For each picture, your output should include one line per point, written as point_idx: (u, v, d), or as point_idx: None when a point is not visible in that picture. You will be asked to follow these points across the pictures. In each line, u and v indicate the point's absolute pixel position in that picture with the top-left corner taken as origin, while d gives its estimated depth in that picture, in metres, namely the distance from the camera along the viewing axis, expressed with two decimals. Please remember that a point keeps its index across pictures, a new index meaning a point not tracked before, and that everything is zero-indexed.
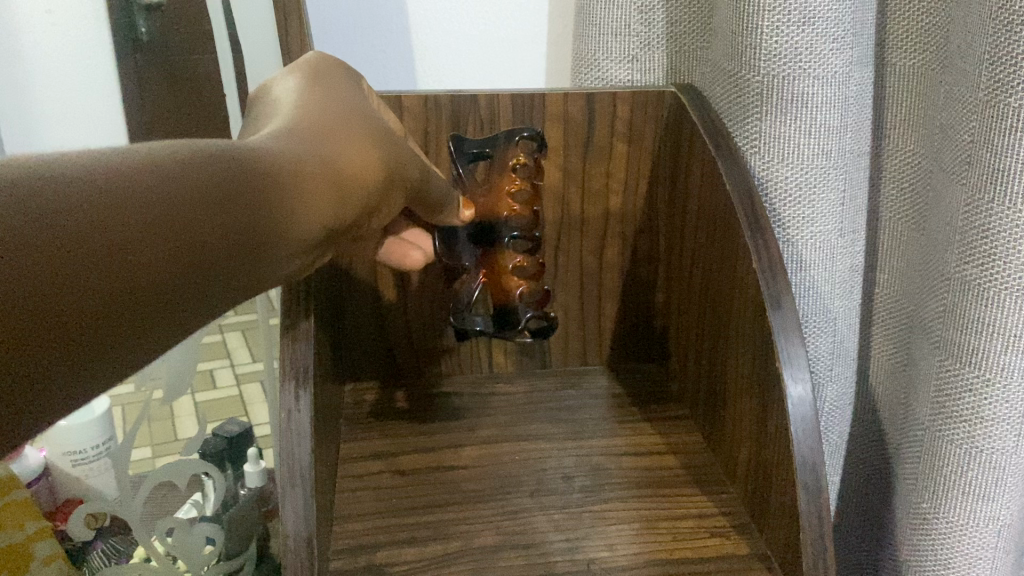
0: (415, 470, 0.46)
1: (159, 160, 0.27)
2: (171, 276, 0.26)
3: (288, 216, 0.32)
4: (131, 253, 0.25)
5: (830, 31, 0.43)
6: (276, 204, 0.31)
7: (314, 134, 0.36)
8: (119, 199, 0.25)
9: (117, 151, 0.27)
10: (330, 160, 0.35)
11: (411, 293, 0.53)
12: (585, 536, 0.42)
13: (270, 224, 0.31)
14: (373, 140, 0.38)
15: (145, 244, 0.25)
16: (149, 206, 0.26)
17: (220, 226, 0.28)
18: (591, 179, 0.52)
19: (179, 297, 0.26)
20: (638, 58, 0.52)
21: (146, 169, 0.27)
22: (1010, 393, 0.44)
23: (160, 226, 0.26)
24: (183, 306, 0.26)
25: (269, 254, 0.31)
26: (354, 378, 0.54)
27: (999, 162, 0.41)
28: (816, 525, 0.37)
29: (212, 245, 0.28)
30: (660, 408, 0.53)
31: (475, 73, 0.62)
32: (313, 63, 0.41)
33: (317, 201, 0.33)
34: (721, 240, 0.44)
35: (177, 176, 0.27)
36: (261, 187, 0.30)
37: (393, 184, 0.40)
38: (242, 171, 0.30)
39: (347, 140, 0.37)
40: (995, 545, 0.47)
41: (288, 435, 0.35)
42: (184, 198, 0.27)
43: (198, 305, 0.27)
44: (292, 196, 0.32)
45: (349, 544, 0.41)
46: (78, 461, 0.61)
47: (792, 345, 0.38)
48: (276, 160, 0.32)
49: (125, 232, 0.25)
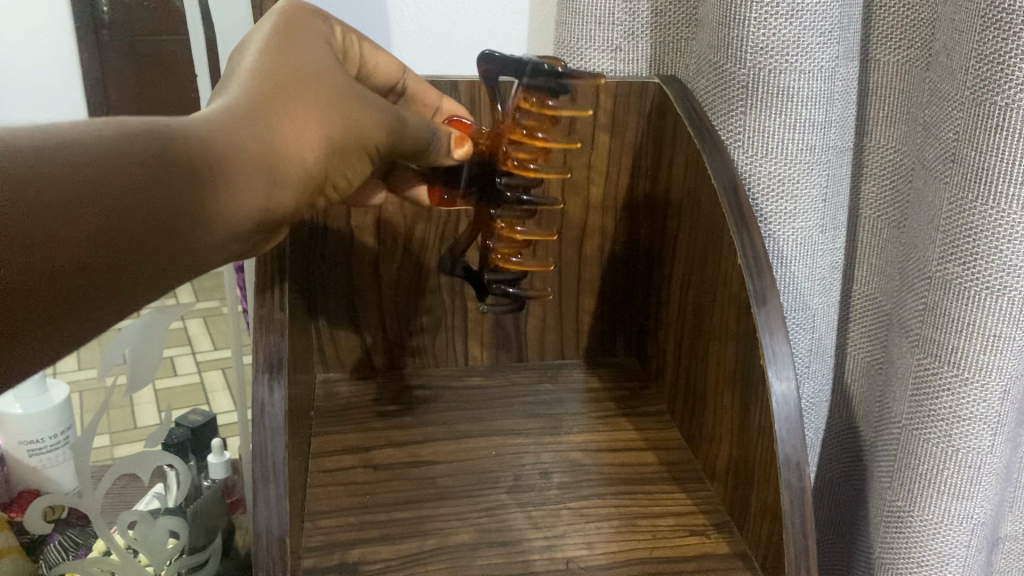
0: (388, 465, 0.45)
1: (120, 143, 0.26)
2: (123, 260, 0.25)
3: (247, 194, 0.29)
4: (60, 236, 0.24)
5: (816, 25, 0.42)
6: (229, 184, 0.29)
7: (298, 85, 0.33)
8: (67, 182, 0.24)
9: (68, 126, 0.25)
10: (309, 126, 0.32)
11: (386, 284, 0.51)
12: (563, 533, 0.41)
13: (226, 201, 0.29)
14: (355, 96, 0.35)
15: (77, 225, 0.24)
16: (90, 187, 0.24)
17: (164, 211, 0.26)
18: (572, 171, 0.51)
19: (126, 276, 0.25)
20: (622, 48, 0.51)
21: (94, 142, 0.25)
22: (987, 392, 0.44)
23: (96, 208, 0.24)
24: (111, 298, 0.25)
25: (225, 234, 0.29)
26: (326, 369, 0.53)
27: (984, 161, 0.41)
28: (799, 524, 0.36)
29: (158, 233, 0.26)
30: (637, 402, 0.52)
31: (454, 60, 0.60)
32: (285, 7, 0.37)
33: (281, 173, 0.31)
34: (705, 230, 0.43)
35: (123, 151, 0.26)
36: (212, 159, 0.28)
37: (368, 150, 0.36)
38: (198, 147, 0.28)
39: (327, 95, 0.34)
40: (968, 544, 0.47)
41: (261, 429, 0.34)
42: (133, 179, 0.25)
43: (129, 298, 0.26)
44: (256, 174, 0.30)
45: (323, 541, 0.39)
46: (33, 451, 0.59)
47: (777, 342, 0.38)
48: (256, 141, 0.30)
49: (57, 211, 0.24)
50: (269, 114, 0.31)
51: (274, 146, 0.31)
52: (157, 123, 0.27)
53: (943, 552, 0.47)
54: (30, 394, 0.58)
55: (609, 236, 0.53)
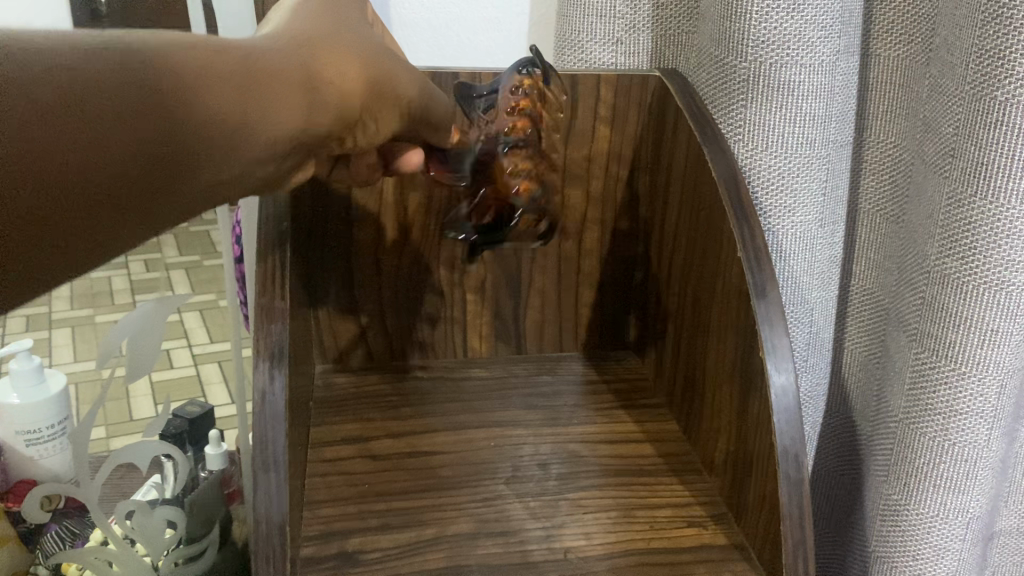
0: (387, 455, 0.45)
1: (173, 70, 0.28)
2: (152, 173, 0.27)
3: (276, 131, 0.31)
4: (101, 153, 0.26)
5: (818, 19, 0.42)
6: (267, 116, 0.31)
7: (336, 46, 0.34)
8: (113, 103, 0.26)
9: (122, 42, 0.27)
10: (339, 80, 0.34)
11: (386, 276, 0.51)
12: (561, 524, 0.41)
13: (261, 135, 0.31)
14: (386, 57, 0.37)
15: (116, 145, 0.26)
16: (133, 105, 0.26)
17: (201, 136, 0.29)
18: (572, 163, 0.51)
19: (151, 196, 0.28)
20: (623, 41, 0.51)
21: (138, 61, 0.27)
22: (984, 387, 0.44)
23: (121, 129, 0.26)
24: (130, 221, 0.27)
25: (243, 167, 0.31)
26: (324, 360, 0.53)
27: (984, 156, 0.41)
28: (796, 516, 0.37)
29: (171, 161, 0.28)
30: (635, 395, 0.52)
31: (454, 52, 0.60)
32: None
33: (309, 121, 0.33)
34: (706, 220, 0.43)
35: (176, 76, 0.28)
36: (256, 92, 0.30)
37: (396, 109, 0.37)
38: (243, 82, 0.30)
39: (359, 54, 0.35)
40: (963, 539, 0.48)
41: (262, 418, 0.34)
42: (175, 106, 0.27)
43: (145, 220, 0.28)
44: (287, 117, 0.32)
45: (321, 530, 0.40)
46: (32, 441, 0.58)
47: (776, 335, 0.38)
48: (291, 81, 0.32)
49: (100, 128, 0.26)
50: (309, 55, 0.33)
51: (305, 90, 0.32)
52: (204, 48, 0.29)
53: (938, 546, 0.47)
54: (27, 383, 0.57)
55: (608, 229, 0.53)
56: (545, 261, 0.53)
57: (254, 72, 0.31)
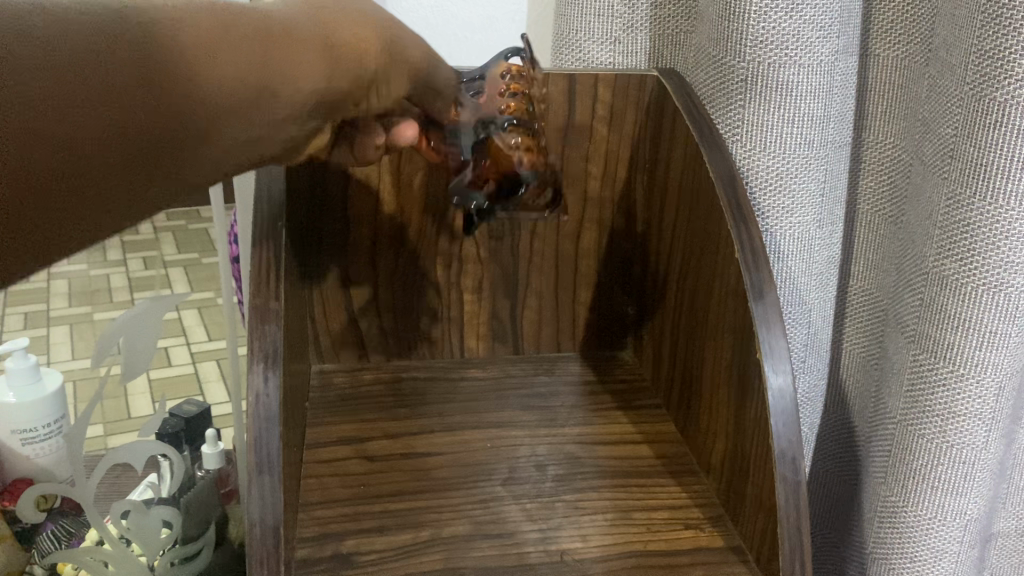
0: (383, 456, 0.45)
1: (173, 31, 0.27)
2: (165, 131, 0.27)
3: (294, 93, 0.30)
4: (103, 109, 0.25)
5: (817, 19, 0.42)
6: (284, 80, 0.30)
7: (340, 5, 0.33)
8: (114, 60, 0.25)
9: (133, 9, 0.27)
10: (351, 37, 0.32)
11: (382, 276, 0.51)
12: (558, 526, 0.41)
13: (277, 107, 0.30)
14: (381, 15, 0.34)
15: (115, 99, 0.25)
16: (135, 61, 0.26)
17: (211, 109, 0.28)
18: (569, 163, 0.51)
19: (165, 154, 0.27)
20: (621, 40, 0.51)
21: (147, 27, 0.26)
22: (982, 389, 0.44)
23: (122, 91, 0.25)
24: (150, 183, 0.27)
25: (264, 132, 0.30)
26: (321, 360, 0.52)
27: (983, 157, 0.41)
28: (794, 518, 0.36)
29: (181, 118, 0.27)
30: (632, 395, 0.52)
31: (451, 51, 0.60)
32: None
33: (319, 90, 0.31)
34: (703, 221, 0.43)
35: (187, 52, 0.27)
36: (271, 59, 0.30)
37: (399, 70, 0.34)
38: (259, 46, 0.29)
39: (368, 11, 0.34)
40: (961, 540, 0.48)
41: (256, 419, 0.34)
42: (177, 61, 0.27)
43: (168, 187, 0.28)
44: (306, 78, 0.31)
45: (317, 532, 0.39)
46: (27, 440, 0.57)
47: (774, 336, 0.38)
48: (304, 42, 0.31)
49: (105, 83, 0.25)
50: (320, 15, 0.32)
51: (320, 49, 0.31)
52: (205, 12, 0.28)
53: (935, 548, 0.47)
54: (22, 381, 0.57)
55: (606, 229, 0.53)
56: (542, 261, 0.53)
57: (277, 43, 0.30)
